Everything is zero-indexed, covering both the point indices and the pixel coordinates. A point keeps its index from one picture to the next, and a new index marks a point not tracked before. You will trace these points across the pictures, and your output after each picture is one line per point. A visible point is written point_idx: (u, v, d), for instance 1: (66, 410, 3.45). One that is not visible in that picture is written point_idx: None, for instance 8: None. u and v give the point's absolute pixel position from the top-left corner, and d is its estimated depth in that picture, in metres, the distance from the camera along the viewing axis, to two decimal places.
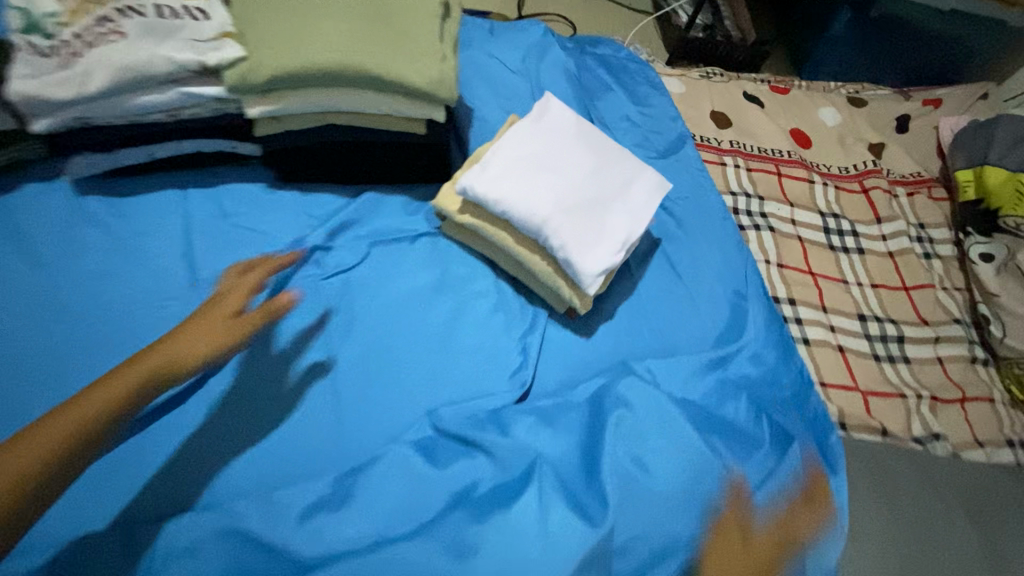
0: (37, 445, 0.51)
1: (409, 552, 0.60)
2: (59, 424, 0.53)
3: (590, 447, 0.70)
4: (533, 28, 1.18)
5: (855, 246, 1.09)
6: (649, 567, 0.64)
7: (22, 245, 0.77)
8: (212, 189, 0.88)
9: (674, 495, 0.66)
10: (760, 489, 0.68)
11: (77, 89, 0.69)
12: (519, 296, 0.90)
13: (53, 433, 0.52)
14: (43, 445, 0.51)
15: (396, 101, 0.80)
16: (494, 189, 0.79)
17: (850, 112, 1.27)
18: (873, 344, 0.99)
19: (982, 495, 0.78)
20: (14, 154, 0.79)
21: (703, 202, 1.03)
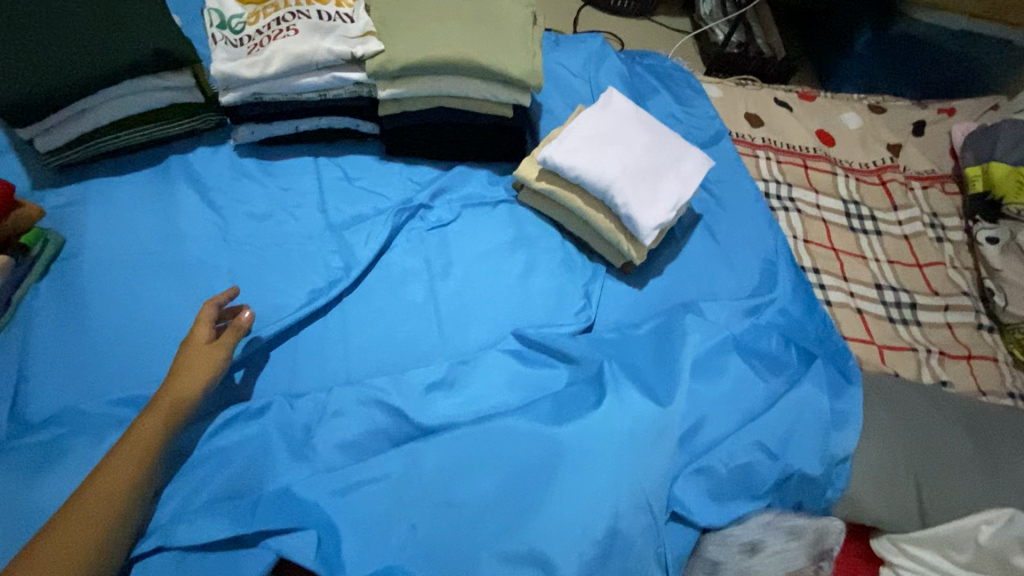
0: (121, 465, 0.64)
1: (505, 425, 0.75)
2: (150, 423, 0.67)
3: (651, 364, 0.84)
4: (592, 39, 1.38)
5: (874, 228, 1.24)
6: (697, 453, 0.78)
7: (197, 188, 0.97)
8: (336, 159, 1.06)
9: (717, 398, 0.82)
10: (788, 392, 0.84)
11: (261, 70, 0.93)
12: (581, 254, 1.04)
13: (148, 431, 0.67)
14: (142, 441, 0.66)
15: (494, 88, 1.00)
16: (570, 158, 0.97)
17: (871, 117, 1.42)
18: (889, 309, 1.13)
19: (985, 422, 0.88)
20: (196, 122, 1.01)
21: (741, 184, 1.19)
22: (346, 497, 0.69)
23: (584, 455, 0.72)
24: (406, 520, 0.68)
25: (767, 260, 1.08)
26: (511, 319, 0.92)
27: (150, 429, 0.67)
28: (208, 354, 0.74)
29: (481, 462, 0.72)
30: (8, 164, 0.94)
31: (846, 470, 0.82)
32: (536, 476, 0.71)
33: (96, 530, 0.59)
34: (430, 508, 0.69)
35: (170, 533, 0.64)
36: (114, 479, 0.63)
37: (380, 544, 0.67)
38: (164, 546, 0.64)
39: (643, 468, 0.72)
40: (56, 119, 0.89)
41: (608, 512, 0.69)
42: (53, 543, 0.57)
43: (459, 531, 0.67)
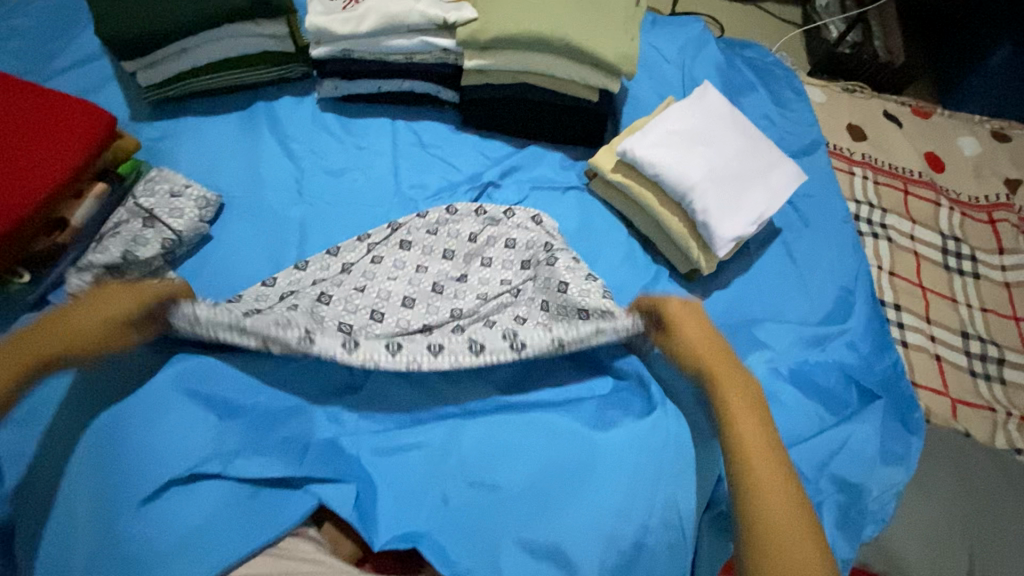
0: (58, 331, 0.64)
1: (551, 418, 0.78)
2: (51, 335, 0.63)
3: None
4: (695, 24, 1.28)
5: (971, 270, 1.13)
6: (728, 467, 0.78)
7: (283, 140, 0.99)
8: (414, 123, 1.05)
9: (779, 432, 0.81)
10: (836, 426, 0.83)
11: (354, 28, 0.91)
12: (645, 254, 1.00)
13: (53, 337, 0.63)
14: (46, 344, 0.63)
15: (585, 71, 0.95)
16: (652, 155, 0.92)
17: (991, 145, 1.28)
18: (971, 360, 1.04)
19: None
20: (284, 72, 1.01)
21: (830, 202, 1.11)
22: (387, 457, 0.75)
23: (615, 464, 0.74)
24: (440, 494, 0.73)
25: (844, 287, 1.01)
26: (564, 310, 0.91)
27: (84, 319, 0.65)
28: (125, 296, 0.68)
29: (515, 451, 0.75)
30: (112, 91, 1.00)
31: (887, 502, 0.79)
32: (568, 476, 0.74)
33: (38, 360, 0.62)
34: (464, 488, 0.73)
35: (229, 463, 0.69)
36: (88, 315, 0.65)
37: (412, 508, 0.72)
38: (224, 472, 0.69)
39: (683, 487, 0.74)
40: (158, 57, 0.91)
41: (636, 523, 0.71)
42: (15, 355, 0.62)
43: (493, 513, 0.72)
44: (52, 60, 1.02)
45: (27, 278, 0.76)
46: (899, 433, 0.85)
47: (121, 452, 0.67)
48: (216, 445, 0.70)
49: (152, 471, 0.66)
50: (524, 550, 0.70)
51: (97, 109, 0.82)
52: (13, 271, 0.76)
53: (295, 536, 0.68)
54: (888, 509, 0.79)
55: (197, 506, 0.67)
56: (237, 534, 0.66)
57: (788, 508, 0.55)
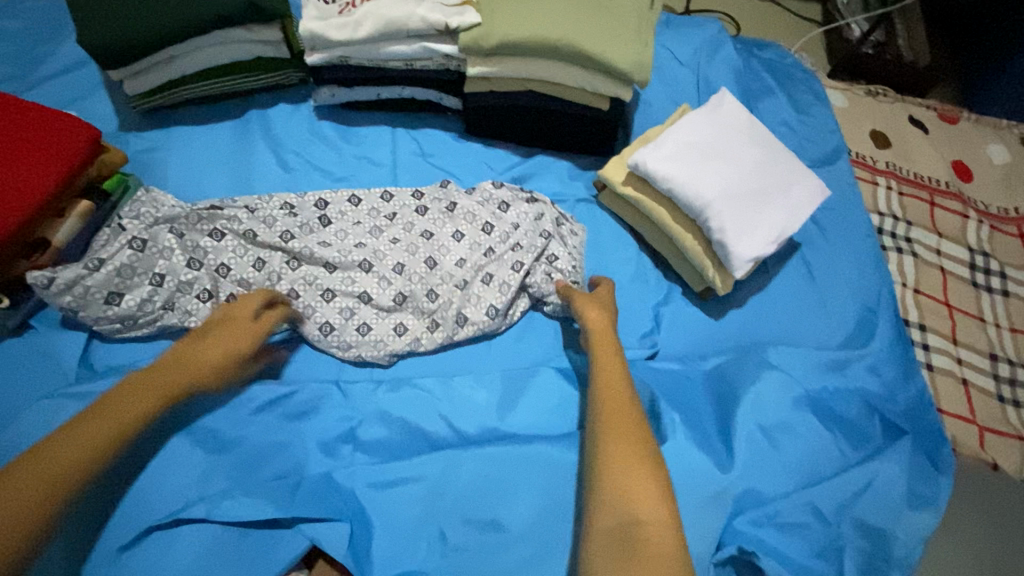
0: (122, 409, 0.62)
1: (555, 453, 0.74)
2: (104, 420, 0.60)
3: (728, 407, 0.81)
4: (710, 25, 1.22)
5: (1000, 287, 1.08)
6: (744, 507, 0.73)
7: (277, 151, 0.94)
8: (415, 132, 1.00)
9: (797, 466, 0.77)
10: (858, 462, 0.78)
11: (350, 33, 0.86)
12: (656, 271, 0.96)
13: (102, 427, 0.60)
14: (94, 435, 0.59)
15: (596, 78, 0.90)
16: (665, 168, 0.87)
17: (1022, 153, 1.22)
18: (1000, 384, 0.99)
19: None
20: (279, 78, 0.96)
21: (852, 215, 1.05)
22: (382, 494, 0.71)
23: None
24: (438, 534, 0.69)
25: (866, 307, 0.96)
26: (568, 334, 0.87)
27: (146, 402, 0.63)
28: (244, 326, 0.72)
29: (515, 488, 0.72)
30: (100, 99, 0.96)
31: (914, 545, 0.74)
32: (571, 512, 0.71)
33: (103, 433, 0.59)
34: (465, 528, 0.69)
35: (216, 505, 0.66)
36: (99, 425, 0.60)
37: (407, 550, 0.68)
38: (208, 518, 0.65)
39: (695, 530, 0.69)
40: (145, 64, 0.87)
41: None
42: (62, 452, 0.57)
43: (492, 556, 0.68)
44: (38, 66, 0.97)
45: (6, 304, 0.73)
46: (925, 469, 0.81)
47: (107, 496, 0.65)
48: (204, 483, 0.68)
49: (143, 511, 0.65)
50: None
51: (74, 121, 0.77)
52: None
53: None
54: (915, 554, 0.74)
55: (181, 551, 0.64)
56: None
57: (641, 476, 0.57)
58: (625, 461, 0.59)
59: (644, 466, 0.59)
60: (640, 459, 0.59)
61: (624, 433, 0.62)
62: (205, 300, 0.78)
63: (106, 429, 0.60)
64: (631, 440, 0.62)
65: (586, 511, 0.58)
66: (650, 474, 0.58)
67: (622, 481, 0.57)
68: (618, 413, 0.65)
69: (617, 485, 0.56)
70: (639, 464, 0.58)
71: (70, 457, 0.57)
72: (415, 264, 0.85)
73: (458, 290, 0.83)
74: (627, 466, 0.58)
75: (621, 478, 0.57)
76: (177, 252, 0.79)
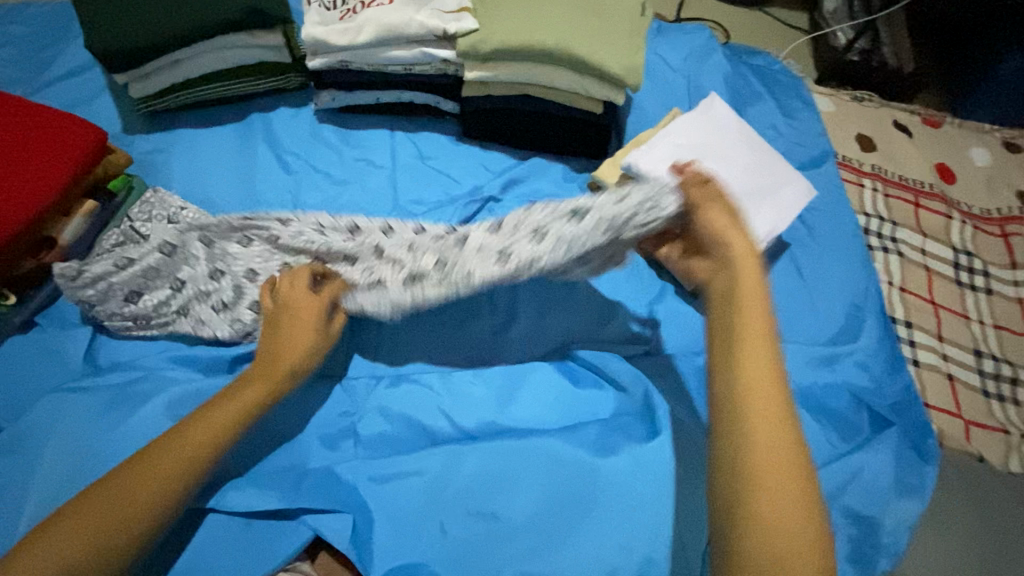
0: (198, 431, 0.61)
1: (553, 446, 0.75)
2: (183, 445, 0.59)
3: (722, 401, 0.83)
4: (700, 32, 1.26)
5: (983, 286, 1.11)
6: None
7: (278, 153, 0.96)
8: (414, 135, 1.03)
9: None
10: (847, 453, 0.81)
11: (351, 39, 0.89)
12: (650, 270, 0.98)
13: (178, 453, 0.59)
14: (170, 464, 0.58)
15: (589, 83, 0.93)
16: (657, 170, 0.90)
17: (1003, 156, 1.26)
18: (985, 379, 1.02)
19: None
20: (281, 82, 0.99)
21: (840, 216, 1.08)
22: (384, 487, 0.72)
23: (616, 494, 0.72)
24: (438, 525, 0.71)
25: (855, 304, 0.99)
26: (567, 330, 0.88)
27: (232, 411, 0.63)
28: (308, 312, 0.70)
29: (514, 481, 0.73)
30: (105, 102, 0.97)
31: (902, 533, 0.76)
32: (569, 503, 0.71)
33: (170, 467, 0.58)
34: (464, 518, 0.71)
35: (221, 496, 0.68)
36: (172, 455, 0.59)
37: (408, 541, 0.70)
38: (214, 507, 0.67)
39: (689, 519, 0.71)
40: (151, 67, 0.89)
41: (640, 558, 0.68)
42: (126, 483, 0.56)
43: (491, 547, 0.69)
44: (44, 70, 0.99)
45: (14, 300, 0.75)
46: (912, 459, 0.83)
47: None
48: (208, 476, 0.69)
49: None
50: None
51: (75, 120, 0.78)
52: None
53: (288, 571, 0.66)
54: (902, 542, 0.76)
55: (187, 541, 0.66)
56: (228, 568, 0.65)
57: (787, 472, 0.44)
58: (767, 446, 0.45)
59: (792, 461, 0.45)
60: (802, 480, 0.44)
61: (777, 437, 0.45)
62: (217, 311, 0.77)
63: (185, 452, 0.59)
64: (774, 411, 0.47)
65: (717, 494, 0.47)
66: (793, 466, 0.45)
67: (769, 470, 0.44)
68: (756, 385, 0.48)
69: (758, 479, 0.44)
70: (782, 448, 0.45)
71: (138, 488, 0.56)
72: (428, 237, 0.78)
73: (456, 249, 0.73)
74: (772, 453, 0.45)
75: (763, 467, 0.45)
76: (201, 259, 0.78)
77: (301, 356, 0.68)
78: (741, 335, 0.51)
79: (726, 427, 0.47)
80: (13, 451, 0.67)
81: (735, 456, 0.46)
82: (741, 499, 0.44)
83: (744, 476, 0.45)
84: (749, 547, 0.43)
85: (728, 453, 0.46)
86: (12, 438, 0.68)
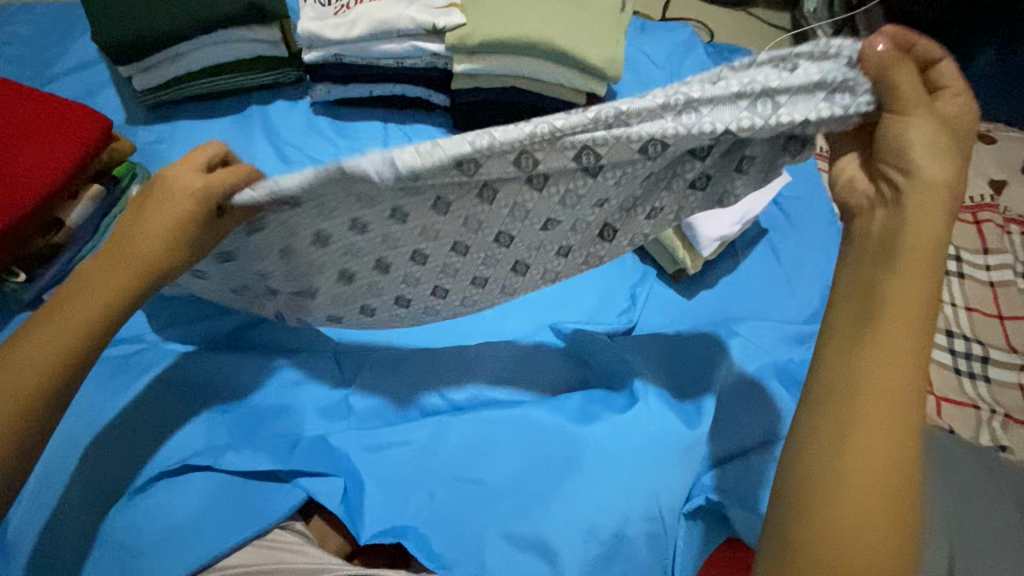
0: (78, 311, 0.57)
1: (538, 415, 0.79)
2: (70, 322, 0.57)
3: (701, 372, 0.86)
4: (683, 30, 1.31)
5: (955, 270, 1.15)
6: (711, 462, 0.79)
7: (275, 143, 1.01)
8: (406, 126, 1.07)
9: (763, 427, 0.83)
10: None
11: (345, 33, 0.93)
12: (633, 254, 1.02)
13: (63, 330, 0.57)
14: (57, 340, 0.56)
15: (572, 75, 0.97)
16: None
17: (977, 147, 1.30)
18: (956, 358, 1.06)
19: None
20: (278, 77, 1.03)
21: (817, 203, 1.12)
22: (375, 453, 0.76)
23: (597, 458, 0.75)
24: (426, 489, 0.74)
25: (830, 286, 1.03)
26: (551, 311, 0.94)
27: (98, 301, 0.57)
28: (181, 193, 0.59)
29: (499, 446, 0.77)
30: (109, 96, 1.02)
31: None
32: (552, 466, 0.75)
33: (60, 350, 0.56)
34: (451, 483, 0.74)
35: (221, 456, 0.71)
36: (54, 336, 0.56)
37: (397, 503, 0.73)
38: (213, 466, 0.71)
39: (668, 482, 0.74)
40: (155, 60, 0.94)
41: (619, 517, 0.71)
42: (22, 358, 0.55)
43: (476, 508, 0.73)
44: (51, 65, 1.04)
45: (23, 278, 0.80)
46: None
47: (119, 448, 0.71)
48: (205, 440, 0.72)
49: (149, 461, 0.70)
50: (510, 541, 0.70)
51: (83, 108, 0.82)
52: (10, 272, 0.78)
53: (282, 529, 0.69)
54: None
55: (185, 497, 0.69)
56: (222, 525, 0.67)
57: (886, 466, 0.45)
58: (873, 439, 0.46)
59: (899, 464, 0.45)
60: (900, 493, 0.45)
61: (886, 457, 0.45)
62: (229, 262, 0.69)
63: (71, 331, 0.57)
64: (896, 417, 0.46)
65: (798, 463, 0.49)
66: (895, 468, 0.45)
67: (867, 457, 0.45)
68: (882, 378, 0.47)
69: (851, 463, 0.45)
70: (889, 444, 0.45)
71: (32, 369, 0.55)
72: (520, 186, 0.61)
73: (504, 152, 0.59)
74: (884, 455, 0.45)
75: (863, 457, 0.45)
76: None
77: (160, 242, 0.58)
78: (887, 327, 0.49)
79: (841, 409, 0.48)
80: None
81: (842, 439, 0.47)
82: (828, 471, 0.46)
83: (830, 452, 0.47)
84: (816, 518, 0.45)
85: (822, 425, 0.48)
86: None
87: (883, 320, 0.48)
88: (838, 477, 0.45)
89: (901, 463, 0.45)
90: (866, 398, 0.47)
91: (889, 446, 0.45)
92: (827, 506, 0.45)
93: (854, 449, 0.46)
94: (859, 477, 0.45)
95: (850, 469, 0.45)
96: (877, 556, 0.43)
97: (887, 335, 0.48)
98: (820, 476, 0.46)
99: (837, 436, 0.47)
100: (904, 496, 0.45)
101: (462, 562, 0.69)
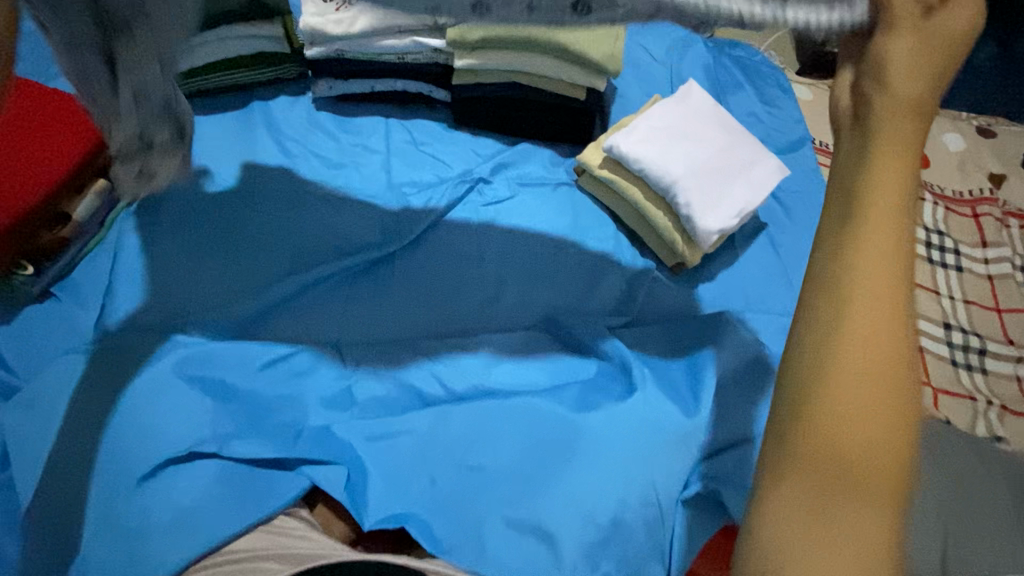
0: None
1: (538, 404, 0.80)
2: None
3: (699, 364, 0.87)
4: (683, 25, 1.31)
5: (954, 263, 1.15)
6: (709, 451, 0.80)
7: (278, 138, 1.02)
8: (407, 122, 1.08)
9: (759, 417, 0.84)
10: None
11: (346, 29, 0.95)
12: (632, 248, 1.03)
13: None
14: None
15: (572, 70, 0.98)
16: (637, 150, 0.95)
17: (976, 141, 1.30)
18: (953, 350, 1.06)
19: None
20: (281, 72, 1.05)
21: (816, 197, 1.13)
22: (377, 442, 0.77)
23: (597, 446, 0.76)
24: (427, 476, 0.75)
25: None
26: (550, 300, 0.93)
27: None
28: None
29: (499, 436, 0.78)
30: None
31: None
32: (552, 455, 0.76)
33: None
34: (452, 471, 0.75)
35: (226, 444, 0.73)
36: None
37: (398, 490, 0.74)
38: (218, 453, 0.72)
39: (664, 469, 0.75)
40: None
41: (616, 503, 0.73)
42: None
43: (477, 494, 0.74)
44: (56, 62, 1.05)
45: (31, 270, 0.80)
46: None
47: (121, 436, 0.70)
48: (209, 429, 0.74)
49: (153, 450, 0.70)
50: (509, 527, 0.72)
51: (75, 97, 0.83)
52: (17, 264, 0.80)
53: (287, 515, 0.71)
54: None
55: (191, 486, 0.70)
56: (230, 511, 0.69)
57: (877, 395, 0.33)
58: (854, 355, 0.33)
59: (897, 397, 0.33)
60: (901, 429, 0.33)
61: (875, 376, 0.33)
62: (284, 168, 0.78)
63: None
64: (888, 327, 0.34)
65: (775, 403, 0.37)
66: (891, 397, 0.33)
67: (859, 387, 0.33)
68: (870, 276, 0.34)
69: (828, 398, 0.33)
70: (877, 365, 0.33)
71: None
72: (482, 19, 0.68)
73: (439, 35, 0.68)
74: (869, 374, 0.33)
75: (845, 390, 0.33)
76: None
77: None
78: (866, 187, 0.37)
79: (811, 326, 0.36)
80: (32, 405, 0.72)
81: (806, 360, 0.35)
82: (802, 409, 0.34)
83: (798, 389, 0.35)
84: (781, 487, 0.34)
85: (790, 354, 0.36)
86: (29, 396, 0.72)
87: (864, 202, 0.36)
88: (815, 419, 0.33)
89: (898, 384, 0.33)
90: (842, 303, 0.34)
91: (879, 365, 0.33)
92: (803, 456, 0.34)
93: (827, 376, 0.34)
94: (841, 424, 0.33)
95: (827, 405, 0.33)
96: (866, 534, 0.31)
97: (870, 210, 0.36)
98: (793, 387, 0.35)
99: (808, 356, 0.34)
100: (898, 411, 0.33)
101: (462, 547, 0.71)
